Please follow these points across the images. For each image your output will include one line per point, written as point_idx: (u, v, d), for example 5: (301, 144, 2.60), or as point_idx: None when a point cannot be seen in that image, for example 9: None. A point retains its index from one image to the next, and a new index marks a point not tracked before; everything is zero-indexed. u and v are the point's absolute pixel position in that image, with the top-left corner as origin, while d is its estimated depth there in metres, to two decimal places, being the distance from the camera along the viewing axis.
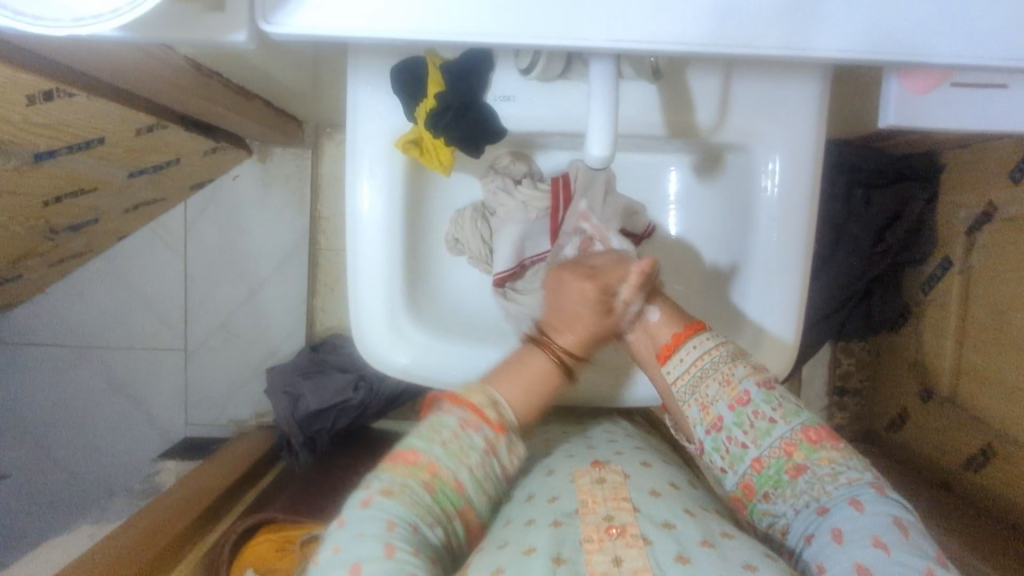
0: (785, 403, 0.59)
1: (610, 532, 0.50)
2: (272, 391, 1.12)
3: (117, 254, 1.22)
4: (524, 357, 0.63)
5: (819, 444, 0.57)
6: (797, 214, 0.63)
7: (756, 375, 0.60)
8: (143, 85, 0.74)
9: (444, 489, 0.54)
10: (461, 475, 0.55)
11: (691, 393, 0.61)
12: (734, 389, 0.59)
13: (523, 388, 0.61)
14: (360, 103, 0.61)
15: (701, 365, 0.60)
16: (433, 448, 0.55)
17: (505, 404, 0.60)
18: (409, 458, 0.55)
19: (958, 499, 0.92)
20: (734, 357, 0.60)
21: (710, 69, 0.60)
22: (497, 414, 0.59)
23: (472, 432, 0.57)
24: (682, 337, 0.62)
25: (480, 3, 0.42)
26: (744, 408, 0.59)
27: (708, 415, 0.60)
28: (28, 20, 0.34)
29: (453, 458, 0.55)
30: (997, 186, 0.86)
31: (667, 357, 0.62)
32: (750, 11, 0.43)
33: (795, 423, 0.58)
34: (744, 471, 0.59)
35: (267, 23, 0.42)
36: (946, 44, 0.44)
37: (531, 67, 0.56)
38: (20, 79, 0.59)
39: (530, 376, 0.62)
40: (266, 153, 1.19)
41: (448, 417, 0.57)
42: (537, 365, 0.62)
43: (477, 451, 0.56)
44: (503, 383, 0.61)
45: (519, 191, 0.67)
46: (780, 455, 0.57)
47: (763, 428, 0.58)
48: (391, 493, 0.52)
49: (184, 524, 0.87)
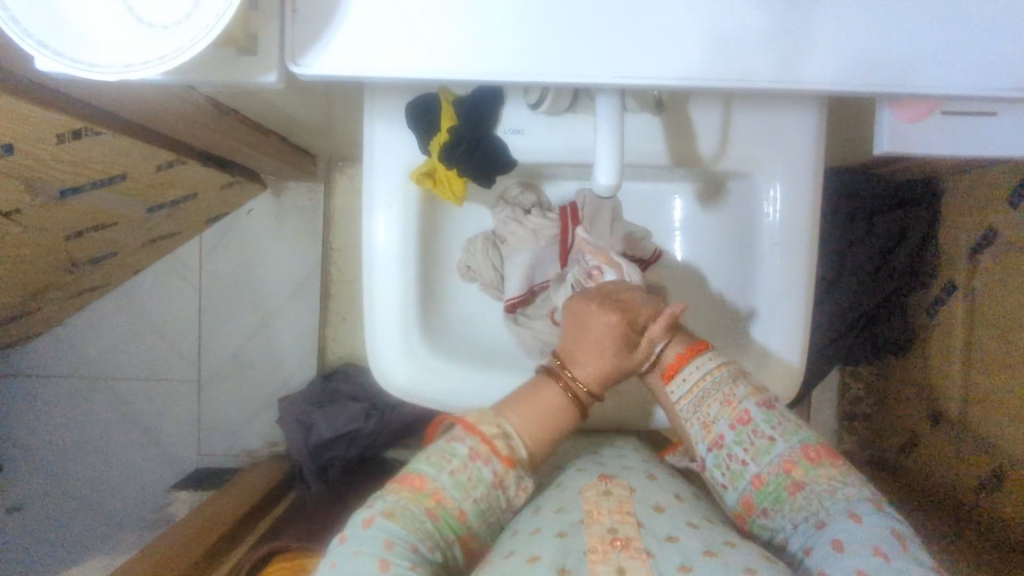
0: (786, 422, 0.61)
1: (614, 543, 0.51)
2: (285, 422, 1.13)
3: (133, 287, 1.24)
4: (537, 389, 0.63)
5: (818, 462, 0.58)
6: (798, 239, 0.65)
7: (756, 395, 0.62)
8: (165, 124, 0.77)
9: (446, 517, 0.56)
10: (465, 506, 0.56)
11: (694, 412, 0.63)
12: (735, 408, 0.61)
13: (539, 422, 0.61)
14: (377, 138, 0.64)
15: (704, 385, 0.62)
16: (440, 476, 0.56)
17: (516, 438, 0.60)
18: (416, 483, 0.56)
19: (970, 524, 0.92)
20: (735, 378, 0.62)
21: (711, 103, 0.62)
22: (508, 447, 0.59)
23: (481, 464, 0.57)
24: (686, 357, 0.63)
25: (494, 43, 0.45)
26: (744, 427, 0.60)
27: (709, 433, 0.62)
28: (85, 66, 0.37)
29: (460, 489, 0.56)
30: (998, 210, 0.87)
31: (672, 377, 0.64)
32: (746, 47, 0.45)
33: (793, 441, 0.59)
34: (744, 488, 0.60)
35: (298, 65, 0.45)
36: (932, 74, 0.46)
37: (540, 102, 0.59)
38: (51, 119, 0.62)
39: (543, 408, 0.62)
40: (280, 187, 1.22)
41: (459, 445, 0.58)
42: (551, 396, 0.62)
43: (485, 484, 0.57)
44: (514, 413, 0.61)
45: (529, 220, 0.69)
46: (780, 472, 0.58)
47: (762, 447, 0.59)
48: (392, 515, 0.54)
49: (201, 551, 0.89)
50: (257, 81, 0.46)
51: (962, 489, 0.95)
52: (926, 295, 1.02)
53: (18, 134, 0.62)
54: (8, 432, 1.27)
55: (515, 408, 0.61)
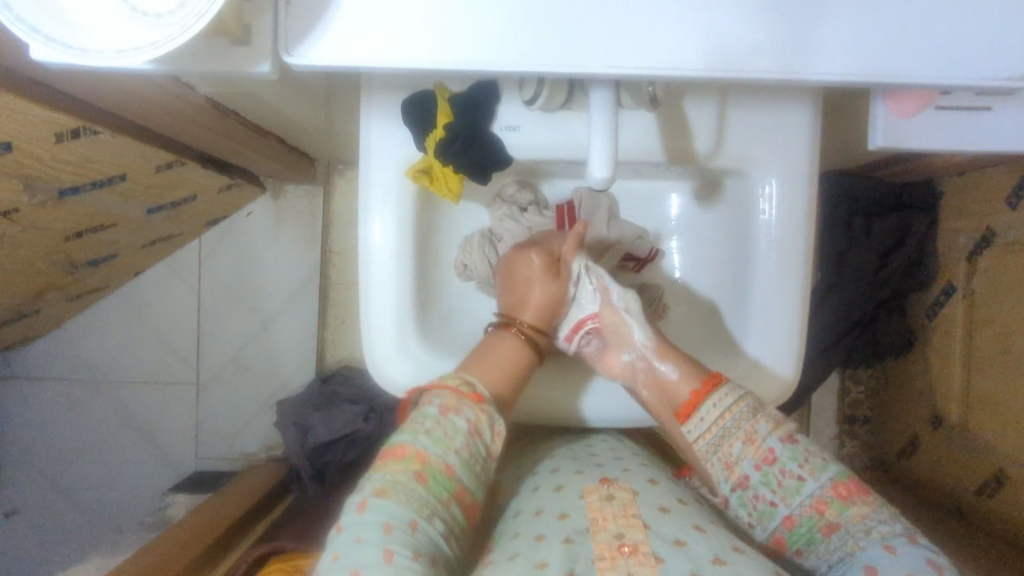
0: (812, 458, 0.60)
1: (622, 550, 0.50)
2: (282, 423, 1.13)
3: (132, 289, 1.24)
4: (493, 342, 0.67)
5: (850, 500, 0.58)
6: (794, 236, 0.65)
7: (778, 431, 0.61)
8: (164, 123, 0.78)
9: (435, 476, 0.57)
10: (450, 459, 0.58)
11: (714, 451, 0.63)
12: (758, 447, 0.61)
13: (499, 368, 0.65)
14: (373, 137, 0.64)
15: (724, 424, 0.62)
16: (417, 438, 0.58)
17: (481, 383, 0.63)
18: (397, 453, 0.57)
19: (972, 527, 0.91)
20: (755, 413, 0.62)
21: (706, 98, 0.63)
22: (472, 389, 0.62)
23: (454, 415, 0.59)
24: (701, 394, 0.63)
25: (487, 35, 0.45)
26: (770, 467, 0.60)
27: (732, 473, 0.62)
28: (78, 53, 0.38)
29: (440, 445, 0.58)
30: (996, 212, 0.87)
31: (689, 416, 0.64)
32: (739, 39, 0.45)
33: (823, 479, 0.59)
34: (774, 527, 0.60)
35: (291, 55, 0.45)
36: (926, 67, 0.46)
37: (534, 99, 0.59)
38: (51, 117, 0.63)
39: (499, 356, 0.66)
40: (279, 190, 1.23)
41: (428, 406, 0.60)
42: (504, 344, 0.67)
43: (461, 433, 0.59)
44: (475, 368, 0.64)
45: (526, 217, 0.70)
46: (812, 514, 0.58)
47: (792, 487, 0.59)
48: (385, 492, 0.54)
49: (198, 551, 0.88)
50: (249, 70, 0.46)
51: (965, 493, 0.94)
52: (927, 296, 1.01)
53: (17, 132, 0.63)
54: (5, 434, 1.26)
55: (477, 364, 0.65)
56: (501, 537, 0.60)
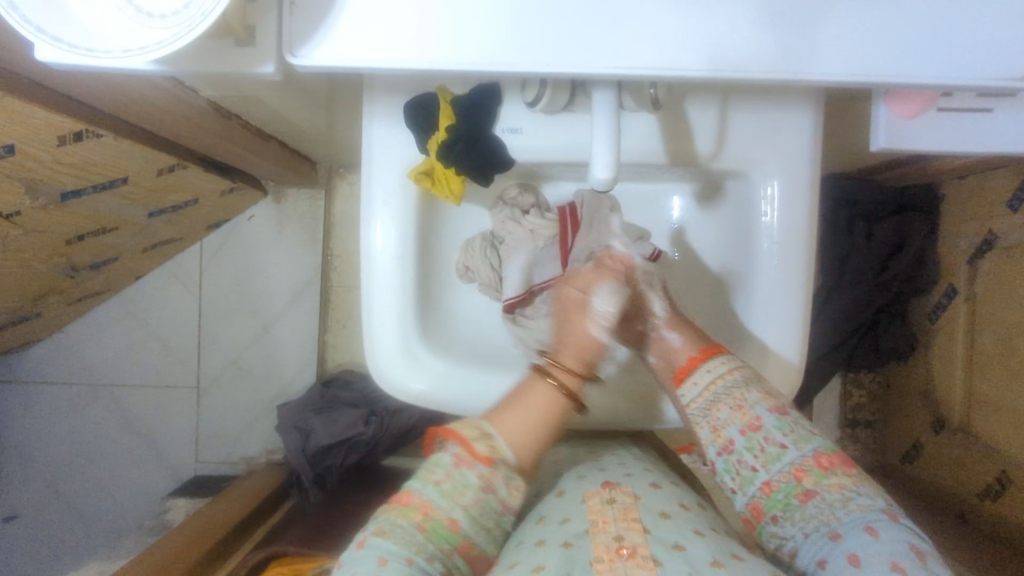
0: (799, 430, 0.60)
1: (621, 553, 0.50)
2: (283, 429, 1.12)
3: (134, 293, 1.25)
4: (524, 389, 0.63)
5: (830, 470, 0.58)
6: (795, 238, 0.65)
7: (769, 401, 0.61)
8: (167, 127, 0.78)
9: (437, 527, 0.56)
10: (455, 514, 0.56)
11: (704, 415, 0.64)
12: (746, 414, 0.61)
13: (524, 422, 0.62)
14: (376, 139, 0.64)
15: (714, 390, 0.63)
16: (426, 488, 0.57)
17: (498, 437, 0.61)
18: (403, 499, 0.57)
19: (976, 531, 0.91)
20: (749, 383, 0.62)
21: (708, 100, 0.63)
22: (488, 448, 0.60)
23: (466, 469, 0.58)
24: (697, 360, 0.65)
25: (491, 37, 0.45)
26: (755, 434, 0.61)
27: (719, 437, 0.63)
28: (83, 50, 0.38)
29: (446, 498, 0.57)
30: (996, 215, 0.87)
31: (683, 380, 0.65)
32: (739, 40, 0.46)
33: (805, 449, 0.59)
34: (753, 493, 0.60)
35: (295, 56, 0.45)
36: (927, 67, 0.46)
37: (536, 100, 0.59)
38: (53, 119, 0.63)
39: (532, 406, 0.62)
40: (281, 194, 1.23)
41: (444, 455, 0.59)
42: (539, 393, 0.63)
43: (472, 488, 0.58)
44: (502, 418, 0.62)
45: (527, 220, 0.69)
46: (791, 481, 0.58)
47: (773, 453, 0.60)
48: (384, 533, 0.54)
49: (195, 559, 0.87)
50: (253, 70, 0.46)
51: (967, 498, 0.94)
52: (927, 299, 1.01)
53: (19, 135, 0.63)
54: (5, 438, 1.26)
55: (502, 412, 0.62)
56: (503, 542, 0.60)
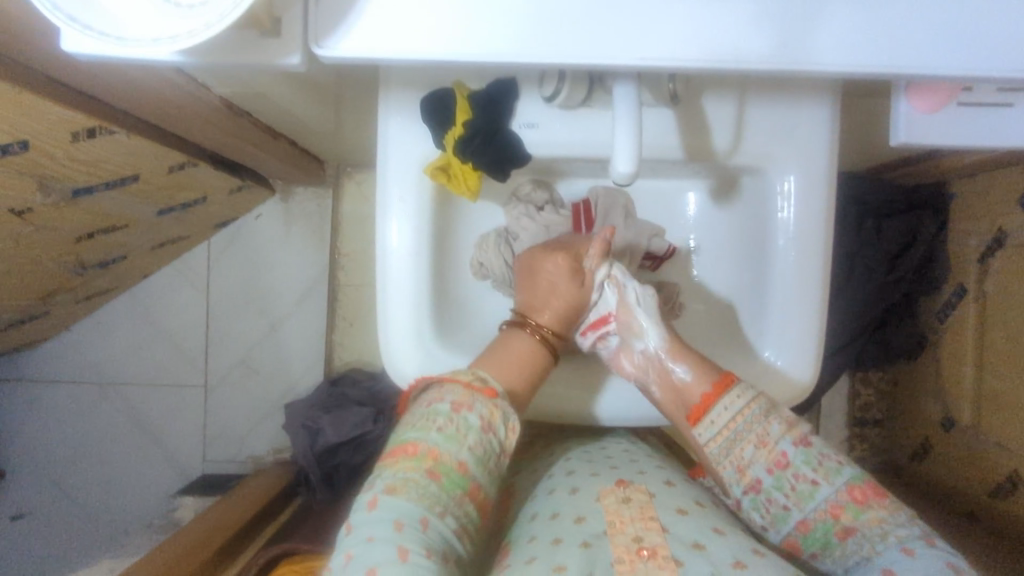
0: (826, 462, 0.60)
1: (641, 553, 0.50)
2: (292, 427, 1.12)
3: (141, 291, 1.24)
4: (508, 339, 0.66)
5: (866, 504, 0.57)
6: (811, 235, 0.65)
7: (791, 433, 0.61)
8: (179, 122, 0.77)
9: (448, 473, 0.56)
10: (463, 456, 0.57)
11: (726, 455, 0.62)
12: (771, 451, 0.60)
13: (513, 366, 0.64)
14: (391, 138, 0.64)
15: (735, 427, 0.62)
16: (429, 434, 0.57)
17: (490, 377, 0.63)
18: (409, 449, 0.57)
19: (986, 529, 0.90)
20: (768, 414, 0.61)
21: (724, 96, 0.63)
22: (486, 384, 0.61)
23: (467, 412, 0.59)
24: (711, 397, 0.62)
25: (513, 29, 0.45)
26: (782, 471, 0.60)
27: (744, 476, 0.62)
28: (114, 40, 0.38)
29: (452, 442, 0.57)
30: (1007, 213, 0.87)
31: (700, 419, 0.63)
32: (759, 30, 0.45)
33: (837, 483, 0.58)
34: (788, 531, 0.60)
35: (321, 47, 0.45)
36: (954, 56, 0.46)
37: (555, 96, 0.59)
38: (68, 114, 0.63)
39: (513, 354, 0.65)
40: (289, 192, 1.23)
41: (439, 403, 0.59)
42: (522, 344, 0.66)
43: (474, 430, 0.58)
44: (486, 362, 0.64)
45: (542, 216, 0.70)
46: (827, 518, 0.58)
47: (806, 491, 0.59)
48: (396, 490, 0.54)
49: (207, 555, 0.87)
50: (278, 61, 0.46)
51: (978, 496, 0.93)
52: (937, 298, 1.01)
53: (34, 131, 0.62)
54: (12, 437, 1.26)
55: (488, 360, 0.64)
56: (515, 540, 0.60)
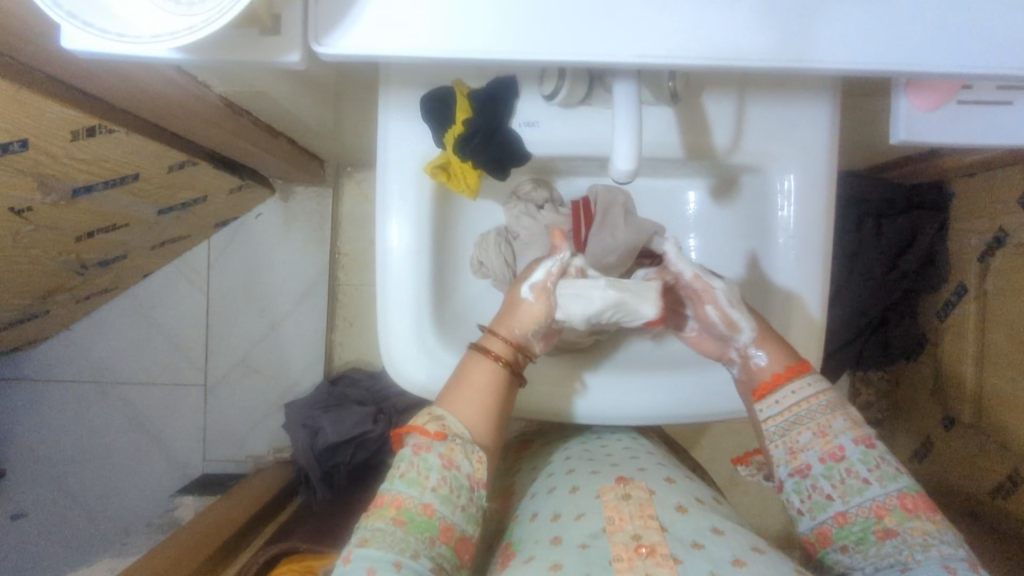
0: (884, 466, 0.58)
1: (639, 551, 0.50)
2: (291, 426, 1.12)
3: (141, 291, 1.24)
4: (466, 366, 0.62)
5: (914, 514, 0.56)
6: (810, 233, 0.65)
7: (854, 431, 0.59)
8: (178, 120, 0.77)
9: (413, 517, 0.55)
10: (425, 498, 0.56)
11: (781, 435, 0.61)
12: (829, 442, 0.59)
13: (473, 400, 0.61)
14: (390, 135, 0.64)
15: (797, 411, 0.60)
16: (393, 483, 0.57)
17: (447, 415, 0.60)
18: (378, 502, 0.57)
19: (985, 528, 0.90)
20: (834, 408, 0.60)
21: (724, 94, 0.63)
22: (439, 426, 0.59)
23: (425, 453, 0.58)
24: (782, 377, 0.61)
25: (511, 27, 0.45)
26: (836, 463, 0.59)
27: (794, 459, 0.60)
28: (113, 36, 0.38)
29: (413, 485, 0.56)
30: (1007, 212, 0.87)
31: (764, 397, 0.62)
32: (758, 26, 0.45)
33: (890, 487, 0.57)
34: (823, 520, 0.59)
35: (320, 45, 0.45)
36: (957, 55, 0.46)
37: (554, 94, 0.59)
38: (65, 113, 0.63)
39: (472, 383, 0.61)
40: (289, 192, 1.23)
41: (405, 448, 0.59)
42: (482, 371, 0.61)
43: (435, 470, 0.57)
44: (447, 399, 0.61)
45: (542, 215, 0.70)
46: (868, 516, 0.57)
47: (853, 487, 0.58)
48: (367, 541, 0.54)
49: (205, 554, 0.87)
50: (277, 59, 0.46)
51: (977, 496, 0.93)
52: (937, 297, 1.01)
53: (34, 129, 0.63)
54: (13, 436, 1.26)
55: (451, 392, 0.61)
56: (517, 540, 0.60)
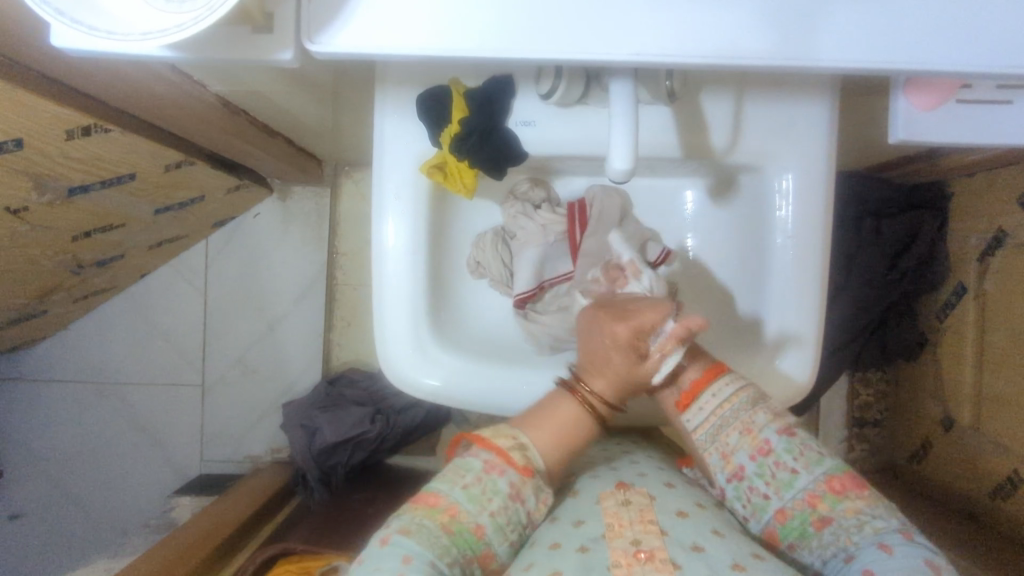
0: (808, 452, 0.60)
1: (639, 557, 0.50)
2: (289, 426, 1.12)
3: (139, 291, 1.24)
4: (554, 404, 0.63)
5: (843, 494, 0.57)
6: (808, 232, 0.64)
7: (777, 423, 0.61)
8: (174, 120, 0.77)
9: (462, 532, 0.55)
10: (482, 519, 0.56)
11: (713, 440, 0.63)
12: (756, 438, 0.61)
13: (555, 438, 0.62)
14: (387, 133, 0.64)
15: (722, 413, 0.62)
16: (454, 491, 0.57)
17: (530, 447, 0.60)
18: (431, 500, 0.57)
19: (985, 529, 0.90)
20: (756, 405, 0.62)
21: (722, 93, 0.62)
22: (524, 459, 0.59)
23: (495, 476, 0.58)
24: (702, 383, 0.63)
25: (507, 24, 0.45)
26: (765, 458, 0.60)
27: (728, 463, 0.62)
28: (103, 33, 0.38)
29: (474, 502, 0.56)
30: (1006, 213, 0.86)
31: (688, 405, 0.63)
32: (754, 24, 0.45)
33: (817, 472, 0.58)
34: (767, 521, 0.59)
35: (313, 43, 0.45)
36: (956, 53, 0.45)
37: (551, 93, 0.58)
38: (60, 113, 0.62)
39: (560, 423, 0.62)
40: (287, 192, 1.22)
41: (474, 460, 0.59)
42: (572, 413, 0.62)
43: (501, 496, 0.57)
44: (533, 429, 0.61)
45: (539, 215, 0.69)
46: (804, 507, 0.58)
47: (785, 479, 0.59)
48: (409, 531, 0.54)
49: (203, 555, 0.87)
50: (272, 56, 0.46)
51: (977, 497, 0.93)
52: (936, 297, 1.01)
53: (29, 129, 0.62)
54: (10, 436, 1.26)
55: (535, 424, 0.62)
56: (516, 544, 0.59)
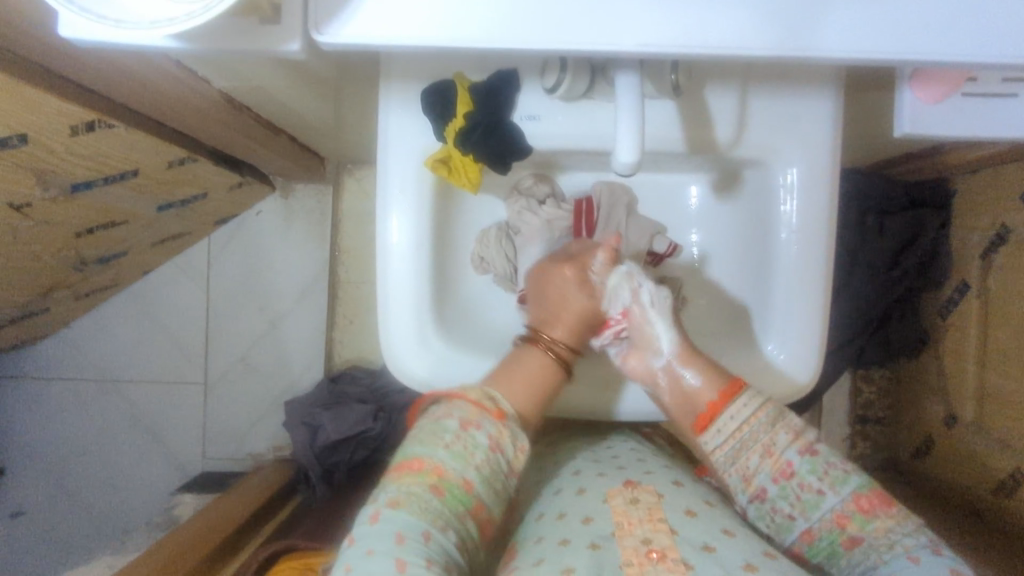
0: (833, 470, 0.60)
1: (650, 556, 0.50)
2: (291, 423, 1.12)
3: (141, 289, 1.24)
4: (521, 355, 0.67)
5: (872, 514, 0.57)
6: (813, 229, 0.64)
7: (798, 442, 0.61)
8: (179, 115, 0.76)
9: (452, 489, 0.58)
10: (468, 474, 0.59)
11: (732, 462, 0.63)
12: (777, 460, 0.61)
13: (525, 384, 0.66)
14: (392, 129, 0.64)
15: (740, 435, 0.62)
16: (437, 451, 0.59)
17: (503, 398, 0.64)
18: (414, 465, 0.58)
19: (988, 526, 0.90)
20: (775, 425, 0.61)
21: (726, 87, 0.62)
22: (496, 405, 0.63)
23: (474, 431, 0.61)
24: (718, 406, 0.62)
25: (513, 15, 0.45)
26: (788, 481, 0.60)
27: (750, 485, 0.62)
28: (111, 22, 0.38)
29: (459, 459, 0.59)
30: (1009, 210, 0.86)
31: (706, 427, 0.63)
32: (760, 15, 0.45)
33: (844, 492, 0.59)
34: (793, 540, 0.61)
35: (322, 33, 0.45)
36: (963, 44, 0.45)
37: (556, 87, 0.58)
38: (66, 108, 0.62)
39: (526, 371, 0.66)
40: (289, 189, 1.23)
41: (450, 420, 0.62)
42: (535, 360, 0.66)
43: (482, 449, 0.61)
44: (501, 382, 0.65)
45: (543, 210, 0.70)
46: (832, 528, 0.58)
47: (810, 501, 0.59)
48: (399, 504, 0.54)
49: (207, 552, 0.87)
50: (281, 47, 0.46)
51: (979, 494, 0.93)
52: (938, 295, 1.01)
53: (34, 124, 0.62)
54: (11, 433, 1.26)
55: (501, 377, 0.66)
56: (522, 541, 0.60)
